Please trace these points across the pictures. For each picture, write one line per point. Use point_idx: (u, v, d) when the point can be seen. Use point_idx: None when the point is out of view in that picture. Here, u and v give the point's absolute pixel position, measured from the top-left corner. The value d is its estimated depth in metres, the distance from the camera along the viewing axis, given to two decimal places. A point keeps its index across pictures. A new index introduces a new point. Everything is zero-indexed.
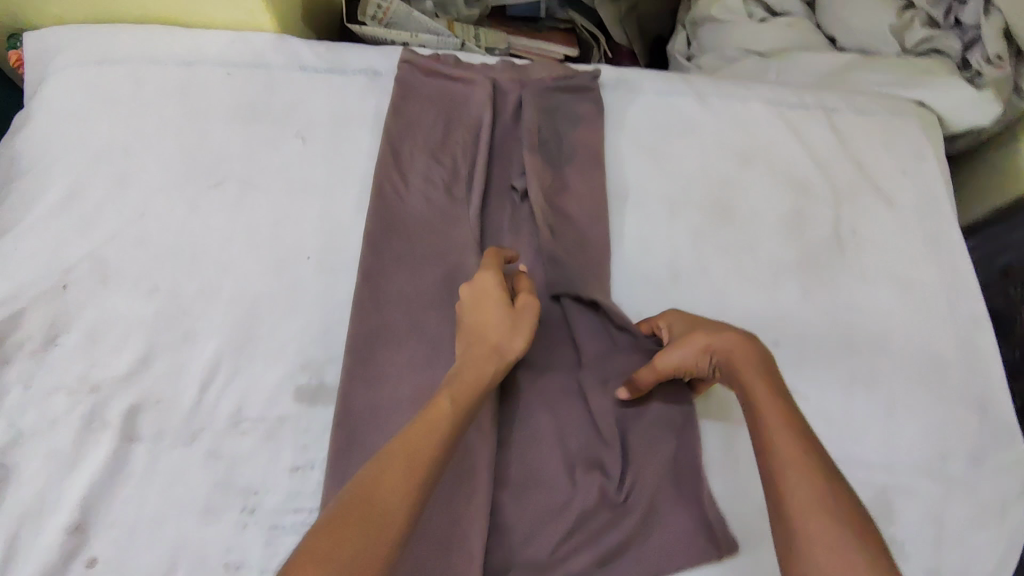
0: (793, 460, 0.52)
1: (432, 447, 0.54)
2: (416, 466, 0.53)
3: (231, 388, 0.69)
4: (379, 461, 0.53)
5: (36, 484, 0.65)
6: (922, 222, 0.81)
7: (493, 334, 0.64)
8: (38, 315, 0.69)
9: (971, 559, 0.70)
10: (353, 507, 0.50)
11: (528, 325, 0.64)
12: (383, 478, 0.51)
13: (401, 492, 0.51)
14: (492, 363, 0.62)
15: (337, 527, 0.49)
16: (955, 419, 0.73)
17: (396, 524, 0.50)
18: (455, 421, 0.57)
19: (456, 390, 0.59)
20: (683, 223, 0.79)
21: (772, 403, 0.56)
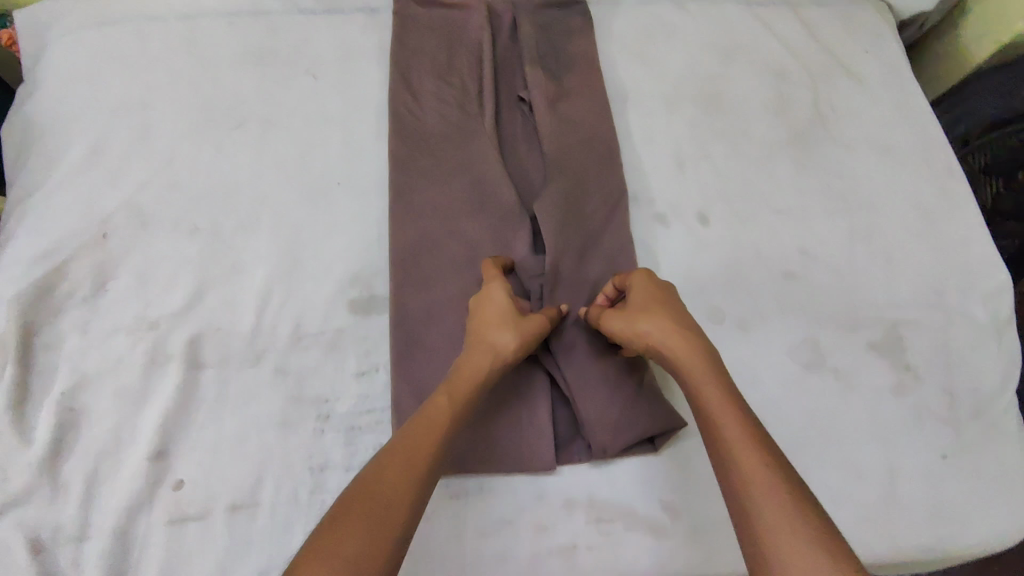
0: (742, 451, 0.51)
1: (431, 444, 0.56)
2: (416, 460, 0.54)
3: (287, 309, 0.72)
4: (380, 459, 0.54)
5: (110, 420, 0.66)
6: (889, 92, 0.89)
7: (491, 329, 0.64)
8: (83, 264, 0.71)
9: (981, 375, 0.76)
10: (356, 500, 0.50)
11: (527, 331, 0.65)
12: (385, 470, 0.52)
13: (403, 483, 0.52)
14: (487, 359, 0.63)
15: (341, 521, 0.48)
16: (946, 257, 0.81)
17: (400, 515, 0.50)
18: (454, 419, 0.58)
19: (452, 389, 0.61)
20: (680, 116, 0.85)
21: (714, 394, 0.56)
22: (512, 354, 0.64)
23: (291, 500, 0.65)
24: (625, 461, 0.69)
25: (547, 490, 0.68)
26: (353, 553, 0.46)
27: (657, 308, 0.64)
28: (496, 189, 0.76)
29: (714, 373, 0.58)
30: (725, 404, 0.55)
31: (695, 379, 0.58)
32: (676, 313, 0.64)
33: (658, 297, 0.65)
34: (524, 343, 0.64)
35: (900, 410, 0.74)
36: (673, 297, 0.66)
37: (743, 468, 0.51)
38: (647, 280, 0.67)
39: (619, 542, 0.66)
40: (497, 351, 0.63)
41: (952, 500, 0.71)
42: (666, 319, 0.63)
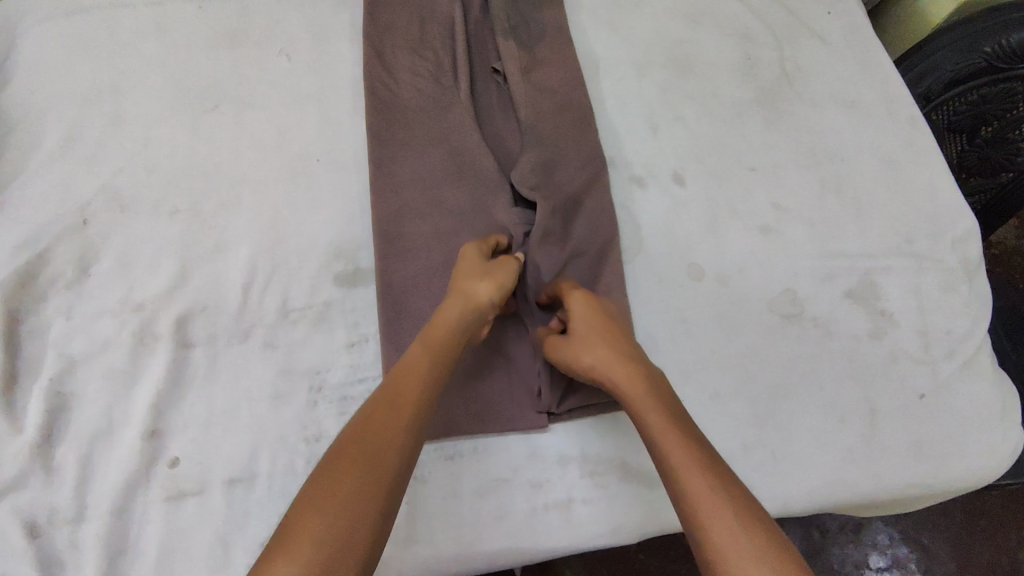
0: (700, 495, 0.50)
1: (417, 390, 0.56)
2: (404, 405, 0.54)
3: (273, 284, 0.72)
4: (367, 408, 0.54)
5: (100, 402, 0.66)
6: (852, 50, 0.91)
7: (467, 280, 0.65)
8: (64, 250, 0.71)
9: (952, 316, 0.79)
10: (347, 449, 0.51)
11: (502, 282, 0.66)
12: (373, 419, 0.53)
13: (392, 429, 0.52)
14: (464, 312, 0.63)
15: (335, 470, 0.49)
16: (914, 205, 0.84)
17: (392, 459, 0.51)
18: (437, 362, 0.59)
19: (429, 337, 0.61)
20: (651, 81, 0.87)
21: (668, 434, 0.55)
22: (489, 301, 0.64)
23: (287, 470, 0.65)
24: (614, 415, 0.71)
25: (540, 448, 0.69)
26: (349, 499, 0.48)
27: (599, 342, 0.63)
28: (475, 158, 0.78)
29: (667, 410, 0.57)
30: (680, 447, 0.53)
31: (647, 417, 0.57)
32: (620, 345, 0.63)
33: (600, 329, 0.64)
34: (499, 290, 0.66)
35: (878, 353, 0.77)
36: (612, 324, 0.65)
37: (704, 515, 0.49)
38: (588, 310, 0.66)
39: (613, 493, 0.68)
40: (474, 299, 0.64)
41: (931, 435, 0.74)
42: (609, 353, 0.62)
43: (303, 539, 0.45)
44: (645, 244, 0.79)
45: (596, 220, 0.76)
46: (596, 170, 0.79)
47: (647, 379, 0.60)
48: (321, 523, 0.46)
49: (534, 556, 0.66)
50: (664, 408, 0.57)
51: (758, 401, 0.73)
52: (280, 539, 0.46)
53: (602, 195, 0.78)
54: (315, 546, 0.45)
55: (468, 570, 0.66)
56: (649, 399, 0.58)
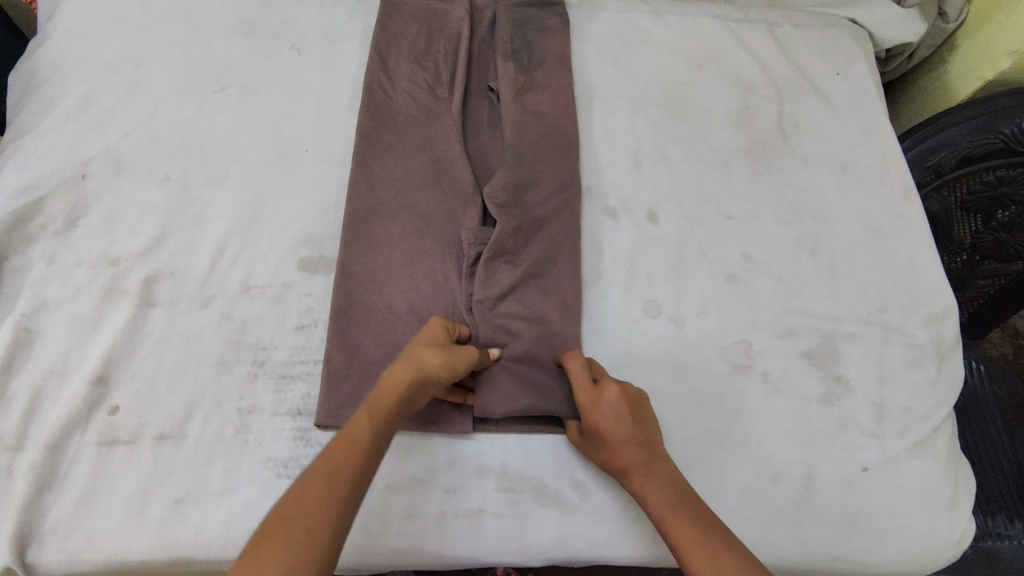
0: None
1: (351, 465, 0.57)
2: (336, 482, 0.56)
3: (240, 260, 0.76)
4: (300, 484, 0.56)
5: (61, 344, 0.71)
6: (854, 114, 0.91)
7: (423, 348, 0.63)
8: (59, 201, 0.76)
9: (913, 392, 0.77)
10: (276, 530, 0.53)
11: (456, 357, 0.64)
12: (305, 497, 0.55)
13: (324, 508, 0.54)
14: (411, 373, 0.61)
15: (263, 549, 0.52)
16: (891, 275, 0.82)
17: (319, 538, 0.53)
18: (377, 432, 0.59)
19: (372, 405, 0.60)
20: (643, 117, 0.88)
21: (698, 549, 0.57)
22: (437, 375, 0.62)
23: (216, 436, 0.68)
24: (541, 437, 0.71)
25: (461, 455, 0.70)
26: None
27: (624, 443, 0.63)
28: (454, 169, 0.80)
29: (692, 519, 0.59)
30: (711, 563, 0.56)
31: (674, 529, 0.59)
32: (637, 449, 0.64)
33: (620, 432, 0.64)
34: (451, 368, 0.63)
35: (826, 418, 0.75)
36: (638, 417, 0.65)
37: None
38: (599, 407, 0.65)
39: (525, 512, 0.68)
40: (423, 365, 0.61)
41: (868, 512, 0.72)
42: (625, 460, 0.64)
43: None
44: (606, 274, 0.79)
45: (558, 246, 0.78)
46: (568, 197, 0.81)
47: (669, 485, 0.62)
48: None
49: (435, 561, 0.67)
50: (689, 516, 0.60)
51: (691, 447, 0.72)
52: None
53: (569, 222, 0.79)
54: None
55: (368, 563, 0.67)
56: (677, 512, 0.60)
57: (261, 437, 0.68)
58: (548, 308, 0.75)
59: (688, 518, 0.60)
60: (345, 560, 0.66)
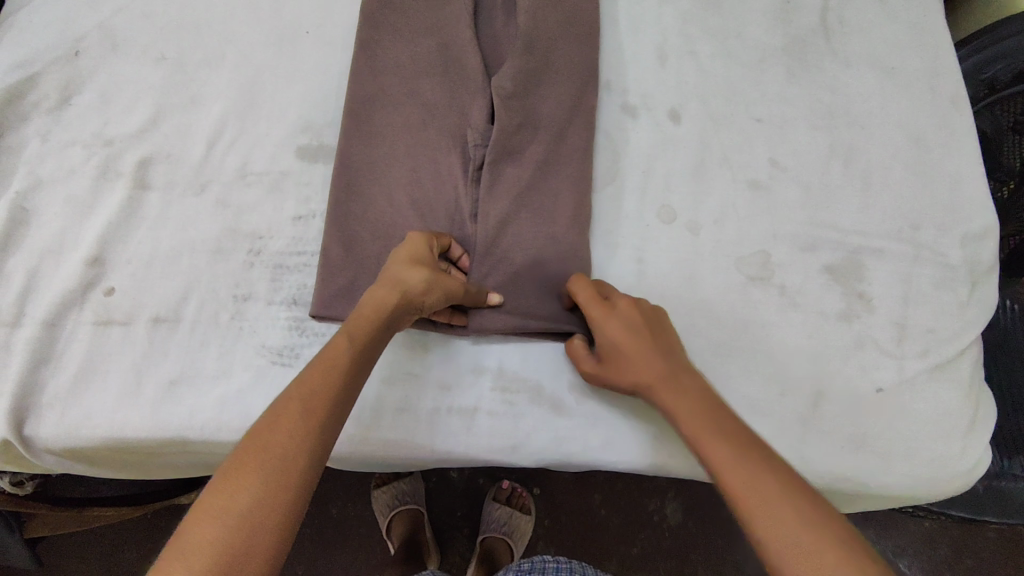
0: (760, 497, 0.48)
1: (328, 390, 0.51)
2: (314, 408, 0.50)
3: (237, 145, 0.73)
4: (273, 411, 0.49)
5: (56, 223, 0.69)
6: (908, 11, 0.82)
7: (407, 268, 0.60)
8: (52, 76, 0.74)
9: (939, 313, 0.72)
10: (246, 459, 0.46)
11: (439, 278, 0.60)
12: (277, 424, 0.48)
13: (300, 434, 0.48)
14: (391, 296, 0.58)
15: (228, 479, 0.45)
16: (930, 190, 0.76)
17: (295, 466, 0.46)
18: (356, 356, 0.54)
19: (353, 327, 0.56)
20: (672, 8, 0.81)
21: (719, 448, 0.52)
22: (418, 299, 0.59)
23: (211, 322, 0.67)
24: (540, 342, 0.69)
25: (457, 354, 0.68)
26: (242, 511, 0.43)
27: (636, 354, 0.61)
28: (461, 56, 0.74)
29: (726, 431, 0.53)
30: (736, 461, 0.50)
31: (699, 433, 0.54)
32: (660, 365, 0.60)
33: (638, 351, 0.61)
34: (434, 292, 0.60)
35: (843, 335, 0.71)
36: (654, 332, 0.62)
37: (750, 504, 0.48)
38: (616, 323, 0.62)
39: (519, 413, 0.67)
40: (404, 288, 0.58)
41: (877, 433, 0.69)
42: (650, 379, 0.60)
43: (186, 557, 0.41)
44: (618, 176, 0.75)
45: (567, 143, 0.74)
46: (581, 91, 0.75)
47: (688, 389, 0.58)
48: (208, 537, 0.42)
49: (428, 456, 0.66)
50: (711, 420, 0.55)
51: (696, 358, 0.69)
52: (164, 554, 0.42)
53: (579, 118, 0.74)
54: (195, 566, 0.40)
55: (360, 454, 0.66)
56: (695, 416, 0.56)
57: (255, 325, 0.67)
58: (553, 209, 0.72)
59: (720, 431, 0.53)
60: (339, 451, 0.66)
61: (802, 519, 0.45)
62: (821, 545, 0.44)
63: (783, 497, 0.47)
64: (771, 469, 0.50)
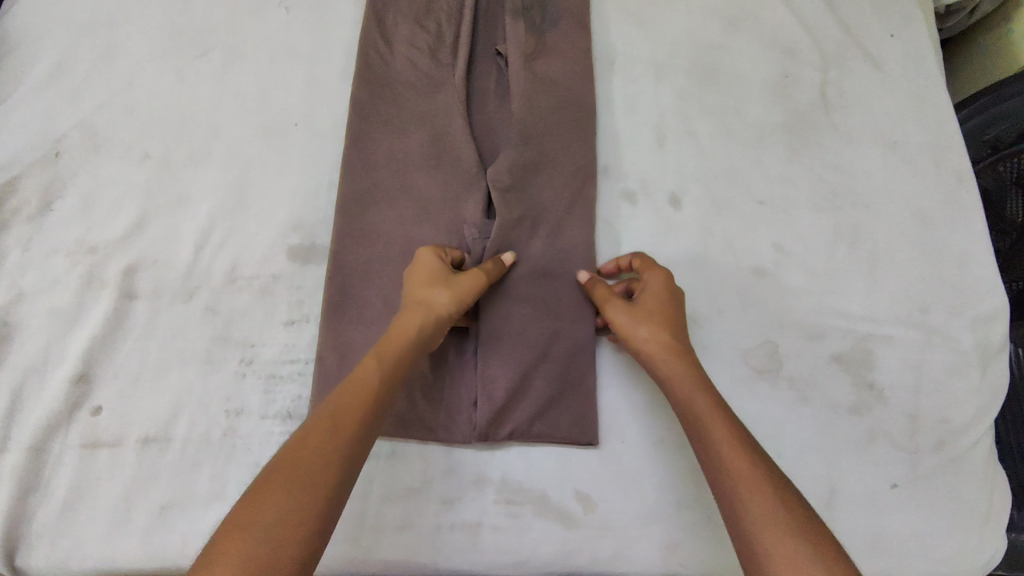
0: (762, 513, 0.48)
1: (360, 410, 0.53)
2: (343, 427, 0.52)
3: (226, 248, 0.70)
4: (303, 431, 0.51)
5: (39, 339, 0.67)
6: (910, 81, 0.80)
7: (425, 288, 0.62)
8: (32, 180, 0.71)
9: (952, 402, 0.70)
10: (277, 476, 0.48)
11: (461, 288, 0.62)
12: (308, 441, 0.50)
13: (327, 453, 0.50)
14: (418, 315, 0.60)
15: (261, 492, 0.47)
16: (937, 271, 0.74)
17: (322, 482, 0.48)
18: (384, 382, 0.55)
19: (382, 349, 0.58)
20: (669, 86, 0.79)
21: (733, 451, 0.52)
22: (448, 310, 0.61)
23: (202, 440, 0.65)
24: (545, 449, 0.67)
25: (459, 464, 0.66)
26: (272, 524, 0.45)
27: (668, 324, 0.61)
28: (455, 148, 0.73)
29: (739, 438, 0.53)
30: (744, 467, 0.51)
31: (710, 425, 0.54)
32: (680, 334, 0.62)
33: (670, 312, 0.62)
34: (460, 300, 0.62)
35: (854, 430, 0.69)
36: (680, 313, 0.63)
37: (752, 518, 0.48)
38: (666, 279, 0.64)
39: (526, 526, 0.64)
40: (429, 307, 0.60)
41: (892, 531, 0.67)
42: (669, 335, 0.61)
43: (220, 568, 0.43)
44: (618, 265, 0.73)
45: (568, 237, 0.72)
46: (579, 180, 0.73)
47: (703, 377, 0.59)
48: (242, 551, 0.44)
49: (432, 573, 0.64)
50: (721, 412, 0.55)
51: None
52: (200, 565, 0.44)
53: (578, 210, 0.73)
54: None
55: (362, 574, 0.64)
56: (711, 408, 0.55)
57: (249, 442, 0.65)
58: (556, 308, 0.69)
59: (721, 417, 0.55)
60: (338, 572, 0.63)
61: (781, 522, 0.48)
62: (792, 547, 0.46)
63: (790, 522, 0.48)
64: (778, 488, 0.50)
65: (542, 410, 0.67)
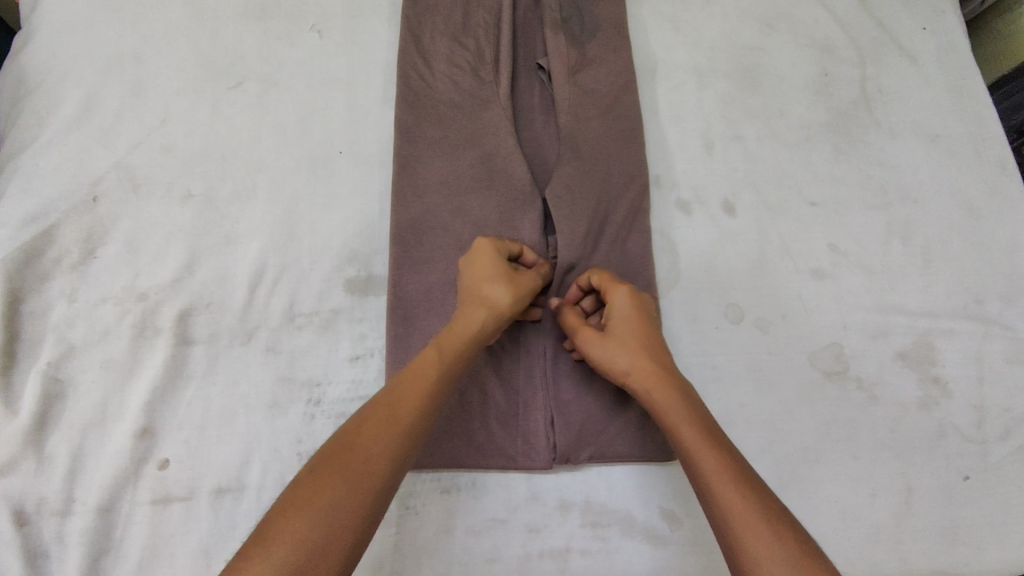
0: (750, 528, 0.45)
1: (420, 401, 0.52)
2: (401, 415, 0.50)
3: (282, 284, 0.68)
4: (360, 415, 0.50)
5: (96, 394, 0.64)
6: (944, 73, 0.81)
7: (488, 283, 0.59)
8: (71, 227, 0.68)
9: (1015, 391, 0.71)
10: (333, 458, 0.47)
11: (522, 287, 0.60)
12: (366, 426, 0.49)
13: (385, 441, 0.48)
14: (480, 313, 0.58)
15: (318, 473, 0.45)
16: (988, 260, 0.75)
17: (379, 471, 0.47)
18: (442, 374, 0.54)
19: (440, 342, 0.56)
20: (712, 91, 0.79)
21: (719, 467, 0.49)
22: (508, 310, 0.59)
23: (277, 486, 0.63)
24: (624, 468, 0.66)
25: (540, 490, 0.65)
26: (327, 507, 0.44)
27: (633, 342, 0.59)
28: (507, 166, 0.71)
29: (725, 452, 0.50)
30: (730, 480, 0.48)
31: (690, 437, 0.52)
32: (657, 354, 0.59)
33: (638, 328, 0.60)
34: (520, 296, 0.60)
35: (924, 425, 0.69)
36: (651, 328, 0.61)
37: (743, 531, 0.46)
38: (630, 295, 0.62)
39: (613, 548, 0.63)
40: (490, 306, 0.58)
41: (976, 524, 0.66)
42: (644, 360, 0.58)
43: (275, 547, 0.41)
44: (679, 276, 0.72)
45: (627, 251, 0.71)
46: (633, 192, 0.72)
47: (684, 390, 0.56)
48: (298, 531, 0.42)
49: None
50: (702, 427, 0.53)
51: (785, 466, 0.67)
52: (252, 542, 0.42)
53: (635, 222, 0.71)
54: (284, 556, 0.41)
55: None
56: (692, 425, 0.53)
57: None
58: None
59: (699, 427, 0.53)
60: None
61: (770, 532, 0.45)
62: (774, 546, 0.44)
63: (777, 533, 0.45)
64: (765, 501, 0.47)
65: (618, 430, 0.66)
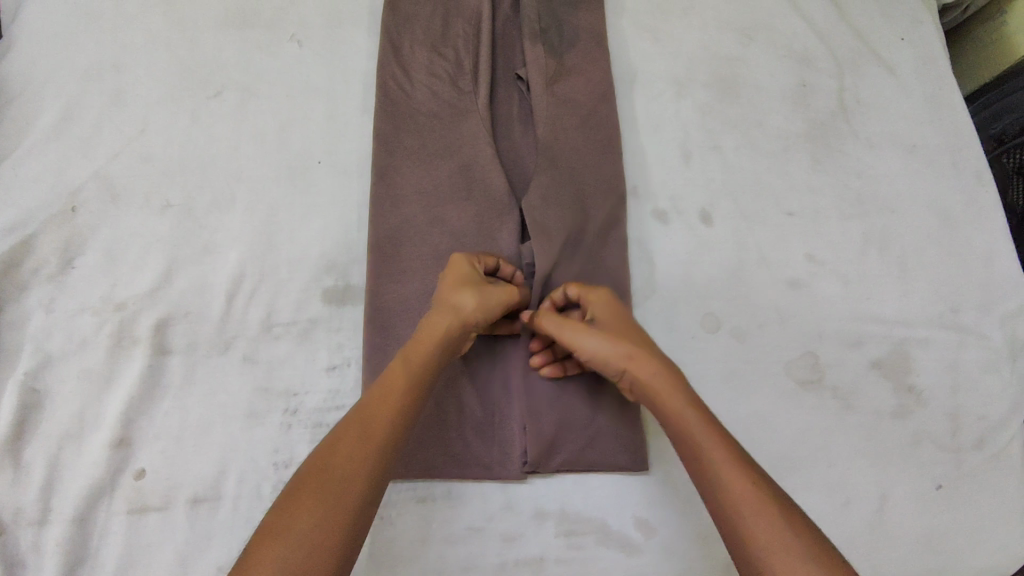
0: (758, 517, 0.46)
1: (390, 414, 0.52)
2: (374, 431, 0.51)
3: (260, 294, 0.69)
4: (334, 435, 0.50)
5: (74, 403, 0.64)
6: (922, 83, 0.82)
7: (456, 291, 0.59)
8: (50, 237, 0.68)
9: (990, 398, 0.71)
10: (308, 482, 0.47)
11: (490, 294, 0.59)
12: (338, 446, 0.49)
13: (360, 460, 0.49)
14: (448, 321, 0.58)
15: (293, 500, 0.46)
16: (964, 269, 0.75)
17: (356, 491, 0.47)
18: (413, 387, 0.54)
19: (410, 352, 0.56)
20: (690, 101, 0.79)
21: (722, 455, 0.50)
22: (477, 318, 0.58)
23: (254, 495, 0.63)
24: (600, 477, 0.67)
25: (516, 499, 0.65)
26: (305, 531, 0.44)
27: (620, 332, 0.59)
28: (484, 176, 0.71)
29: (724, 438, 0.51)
30: (734, 468, 0.49)
31: (692, 425, 0.52)
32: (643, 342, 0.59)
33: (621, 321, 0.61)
34: (489, 305, 0.59)
35: (899, 433, 0.70)
36: (633, 323, 0.61)
37: (751, 520, 0.46)
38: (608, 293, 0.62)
39: (589, 556, 0.64)
40: (461, 313, 0.58)
41: (949, 531, 0.67)
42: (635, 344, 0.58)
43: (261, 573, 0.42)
44: (656, 285, 0.72)
45: (604, 261, 0.71)
46: (609, 201, 0.73)
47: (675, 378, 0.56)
48: (275, 557, 0.43)
49: None
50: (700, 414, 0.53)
51: None
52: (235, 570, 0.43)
53: (611, 232, 0.72)
54: None
55: None
56: (690, 411, 0.53)
57: None
58: None
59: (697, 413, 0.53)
60: None
61: (777, 519, 0.46)
62: (782, 531, 0.46)
63: (782, 520, 0.46)
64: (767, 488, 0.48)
65: (590, 438, 0.66)
